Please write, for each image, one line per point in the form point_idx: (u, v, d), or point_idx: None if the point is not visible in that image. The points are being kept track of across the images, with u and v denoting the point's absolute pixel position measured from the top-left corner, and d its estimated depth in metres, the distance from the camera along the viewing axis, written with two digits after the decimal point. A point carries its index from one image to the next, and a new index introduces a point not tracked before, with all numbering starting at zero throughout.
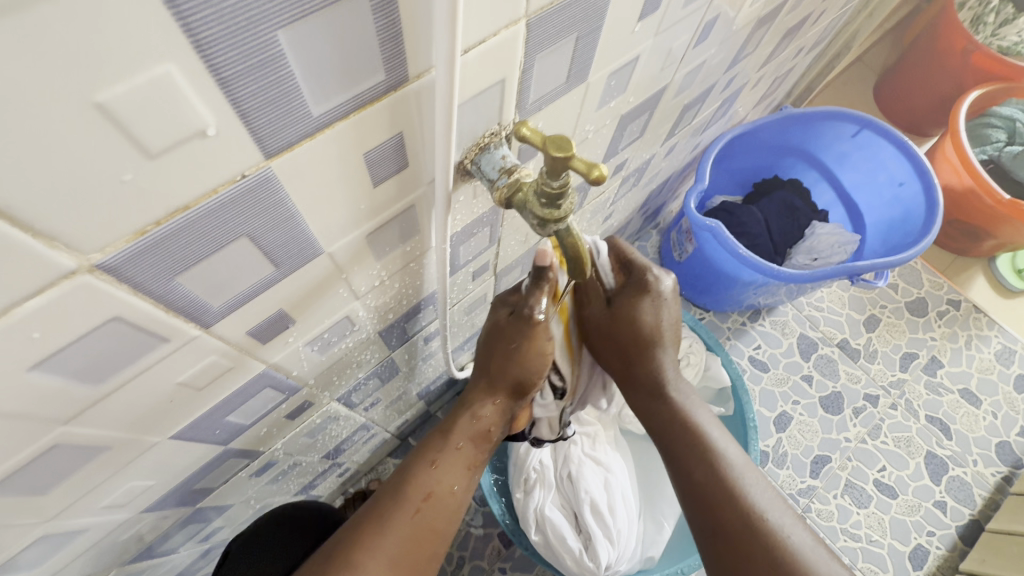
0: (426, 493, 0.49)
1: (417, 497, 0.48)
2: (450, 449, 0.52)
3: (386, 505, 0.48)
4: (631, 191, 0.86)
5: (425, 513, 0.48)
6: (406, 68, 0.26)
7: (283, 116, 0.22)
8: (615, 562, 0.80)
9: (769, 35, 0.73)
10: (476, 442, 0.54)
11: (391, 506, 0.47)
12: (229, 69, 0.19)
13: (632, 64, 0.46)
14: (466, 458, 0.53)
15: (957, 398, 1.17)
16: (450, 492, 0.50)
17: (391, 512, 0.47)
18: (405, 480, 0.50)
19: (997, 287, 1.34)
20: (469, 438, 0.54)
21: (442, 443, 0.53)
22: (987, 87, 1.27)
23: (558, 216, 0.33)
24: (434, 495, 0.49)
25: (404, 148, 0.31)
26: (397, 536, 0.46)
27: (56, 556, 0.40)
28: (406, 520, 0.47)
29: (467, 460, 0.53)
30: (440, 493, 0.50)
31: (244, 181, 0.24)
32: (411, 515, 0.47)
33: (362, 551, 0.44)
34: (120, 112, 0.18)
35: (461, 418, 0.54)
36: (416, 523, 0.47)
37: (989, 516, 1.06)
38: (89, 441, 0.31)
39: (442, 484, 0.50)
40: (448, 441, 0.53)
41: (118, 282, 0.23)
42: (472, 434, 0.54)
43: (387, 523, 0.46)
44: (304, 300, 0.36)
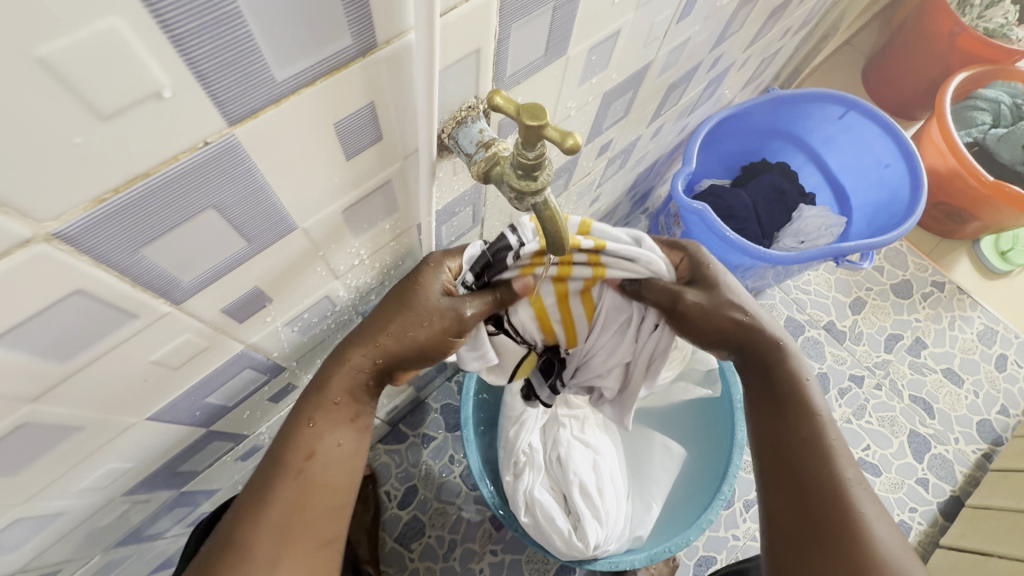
0: (307, 454, 0.41)
1: (297, 459, 0.41)
2: (326, 403, 0.43)
3: (265, 473, 0.41)
4: (618, 173, 0.86)
5: (313, 477, 0.41)
6: (374, 33, 0.25)
7: (244, 80, 0.22)
8: (604, 542, 0.81)
9: (755, 13, 0.73)
10: (365, 390, 0.45)
11: (270, 474, 0.41)
12: (181, 26, 0.19)
13: (614, 38, 0.45)
14: (348, 412, 0.44)
15: (940, 378, 1.19)
16: (340, 447, 0.43)
17: (269, 487, 0.40)
18: (282, 442, 0.42)
19: (980, 268, 1.36)
20: (352, 387, 0.44)
21: (316, 401, 0.43)
22: (973, 69, 1.27)
23: (536, 187, 0.33)
24: (319, 454, 0.42)
25: (377, 120, 0.30)
26: (279, 509, 0.40)
27: (36, 539, 0.40)
28: (289, 489, 0.40)
29: (353, 412, 0.44)
30: (326, 451, 0.42)
31: (206, 148, 0.23)
32: (293, 480, 0.41)
33: (242, 537, 0.39)
34: (66, 69, 0.17)
35: (334, 375, 0.43)
36: (302, 492, 0.41)
37: (969, 492, 1.08)
38: (61, 420, 0.31)
39: (328, 440, 0.42)
40: (321, 394, 0.43)
41: (78, 253, 0.23)
42: (352, 382, 0.44)
43: (269, 496, 0.40)
44: (281, 278, 0.36)
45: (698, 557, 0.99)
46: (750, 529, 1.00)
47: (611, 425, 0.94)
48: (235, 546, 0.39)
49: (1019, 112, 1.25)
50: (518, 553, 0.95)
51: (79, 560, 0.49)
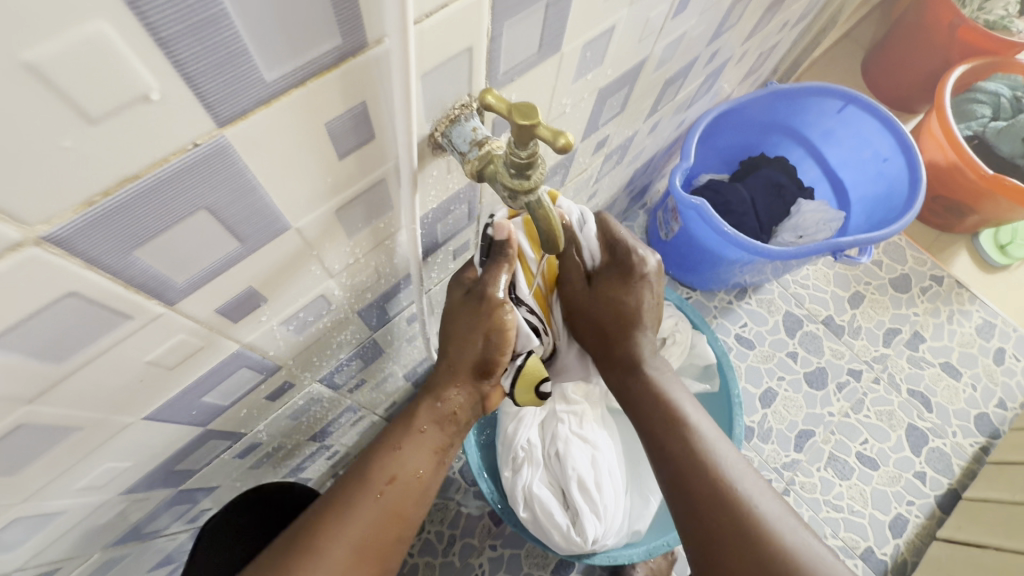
0: (389, 476, 0.48)
1: (381, 481, 0.48)
2: (414, 431, 0.50)
3: (351, 486, 0.47)
4: (615, 169, 0.86)
5: (389, 499, 0.47)
6: (363, 32, 0.25)
7: (233, 81, 0.22)
8: (603, 535, 0.82)
9: (752, 7, 0.72)
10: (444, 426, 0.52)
11: (355, 489, 0.47)
12: (168, 29, 0.19)
13: (608, 34, 0.45)
14: (430, 442, 0.51)
15: (938, 371, 1.19)
16: (416, 477, 0.49)
17: (353, 500, 0.46)
18: (370, 462, 0.49)
19: (979, 262, 1.36)
20: (435, 422, 0.51)
21: (405, 429, 0.50)
22: (973, 62, 1.26)
23: (528, 186, 0.33)
24: (399, 479, 0.48)
25: (369, 118, 0.30)
26: (359, 522, 0.46)
27: (35, 537, 0.40)
28: (370, 505, 0.46)
29: (433, 444, 0.51)
30: (405, 478, 0.48)
31: (196, 149, 0.23)
32: (374, 500, 0.47)
33: (316, 546, 0.44)
34: (52, 72, 0.17)
35: (426, 399, 0.51)
36: (381, 510, 0.47)
37: (967, 485, 1.09)
38: (57, 420, 0.31)
39: (407, 468, 0.49)
40: (411, 424, 0.50)
41: (69, 255, 0.23)
42: (435, 414, 0.51)
43: (353, 507, 0.46)
44: (275, 277, 0.36)
45: None
46: None
47: (609, 420, 0.93)
48: (316, 546, 0.44)
49: (1018, 105, 1.25)
50: (518, 548, 0.96)
51: (80, 558, 0.50)
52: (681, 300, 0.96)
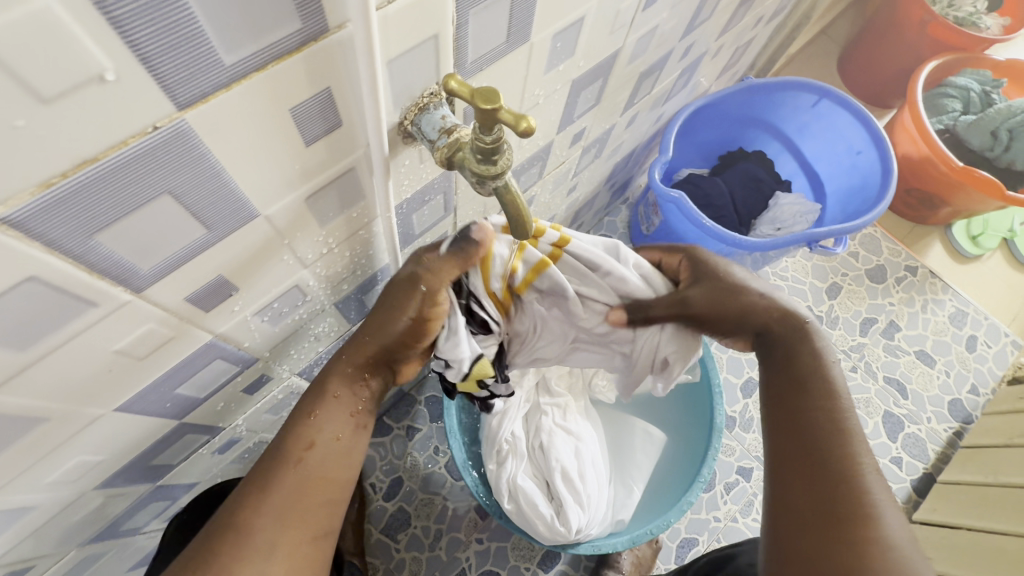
0: (306, 444, 0.43)
1: (298, 449, 0.43)
2: (328, 396, 0.45)
3: (266, 459, 0.42)
4: (594, 162, 0.86)
5: (309, 470, 0.42)
6: (325, 18, 0.25)
7: (191, 63, 0.22)
8: (586, 526, 0.82)
9: (725, 1, 0.74)
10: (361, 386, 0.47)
11: (270, 460, 0.42)
12: (121, 8, 0.19)
13: (578, 25, 0.46)
14: (349, 404, 0.46)
15: (913, 359, 1.22)
16: (337, 440, 0.45)
17: (266, 478, 0.41)
18: (284, 431, 0.44)
19: (952, 252, 1.39)
20: (351, 382, 0.47)
21: (318, 395, 0.45)
22: (943, 58, 1.30)
23: (495, 172, 0.33)
24: (317, 445, 0.43)
25: (335, 105, 0.30)
26: (279, 494, 0.41)
27: (6, 534, 0.40)
28: (288, 479, 0.42)
29: (352, 406, 0.46)
30: (325, 444, 0.44)
31: (156, 133, 0.23)
32: (293, 470, 0.42)
33: (236, 524, 0.39)
34: (0, 49, 0.17)
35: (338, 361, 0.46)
36: (302, 484, 0.42)
37: (941, 469, 1.12)
38: (23, 411, 0.31)
39: (327, 432, 0.44)
40: (324, 389, 0.46)
41: (28, 239, 0.23)
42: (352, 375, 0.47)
43: (270, 481, 0.41)
44: (246, 266, 0.36)
45: (681, 539, 1.01)
46: (731, 511, 1.03)
47: (592, 412, 0.95)
48: (229, 533, 0.39)
49: (987, 99, 1.28)
50: (504, 541, 0.97)
51: (54, 557, 0.49)
52: None
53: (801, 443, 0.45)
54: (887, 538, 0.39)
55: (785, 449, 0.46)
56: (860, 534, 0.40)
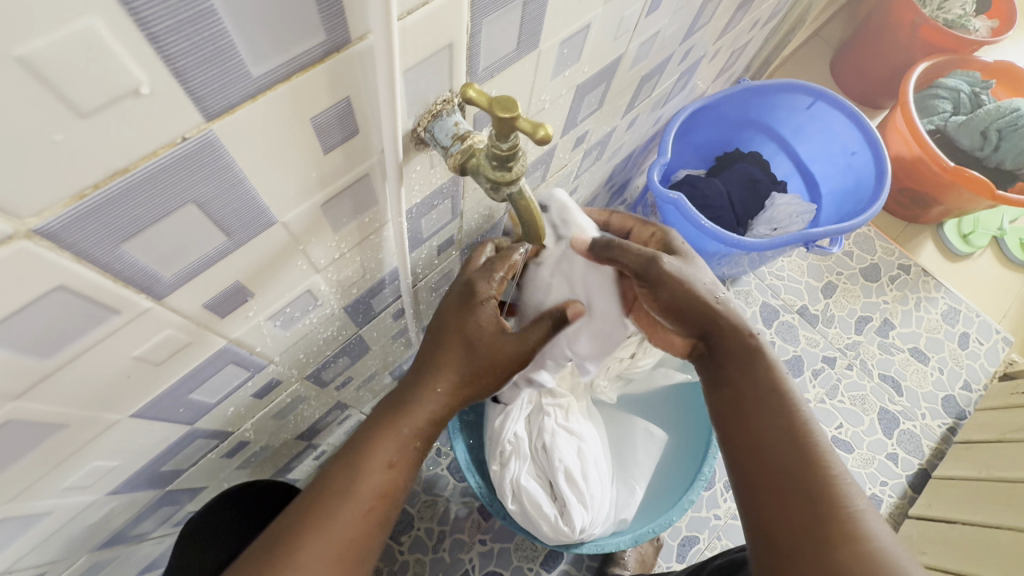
0: (379, 493, 0.45)
1: (371, 495, 0.45)
2: (406, 448, 0.47)
3: (338, 496, 0.44)
4: (595, 165, 0.87)
5: (376, 513, 0.45)
6: (347, 29, 0.26)
7: (221, 75, 0.22)
8: (589, 526, 0.83)
9: (723, 5, 0.75)
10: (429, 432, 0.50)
11: (343, 499, 0.44)
12: (158, 25, 0.19)
13: (584, 32, 0.46)
14: (418, 453, 0.49)
15: (907, 357, 1.24)
16: (403, 485, 0.47)
17: (339, 516, 0.43)
18: (359, 474, 0.45)
19: (944, 251, 1.42)
20: (425, 431, 0.49)
21: (398, 442, 0.47)
22: (933, 60, 1.32)
23: (510, 177, 0.34)
24: (388, 495, 0.46)
25: (353, 113, 0.31)
26: (347, 535, 0.43)
27: (20, 540, 0.40)
28: (355, 522, 0.44)
29: (420, 452, 0.49)
30: (394, 492, 0.46)
31: (185, 144, 0.24)
32: (362, 514, 0.44)
33: (303, 560, 0.41)
34: (43, 65, 0.17)
35: (419, 411, 0.48)
36: (367, 524, 0.44)
37: (935, 465, 1.13)
38: (44, 417, 0.31)
39: (397, 481, 0.47)
40: (404, 440, 0.47)
41: (59, 249, 0.23)
42: (429, 428, 0.49)
43: (340, 520, 0.43)
44: (261, 272, 0.36)
45: (682, 538, 1.01)
46: (731, 508, 1.04)
47: (593, 412, 0.95)
48: (292, 565, 0.41)
49: (977, 100, 1.31)
50: (507, 542, 0.97)
51: (64, 562, 0.49)
52: None
53: (767, 458, 0.45)
54: (870, 550, 0.39)
55: (753, 468, 0.46)
56: (841, 554, 0.39)
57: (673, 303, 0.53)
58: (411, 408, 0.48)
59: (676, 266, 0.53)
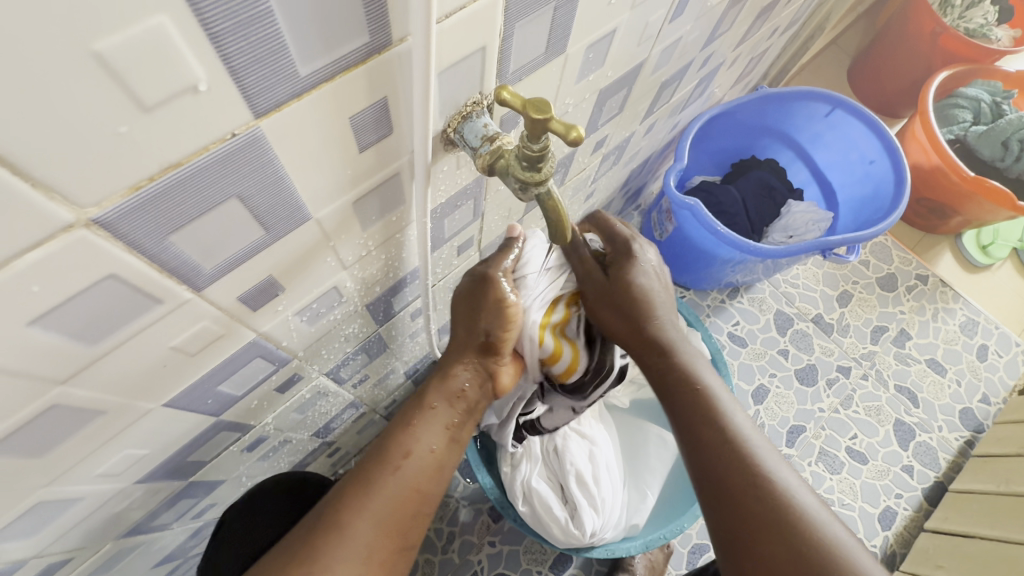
0: (404, 452, 0.49)
1: (397, 456, 0.48)
2: (427, 410, 0.52)
3: (369, 465, 0.48)
4: (612, 169, 0.88)
5: (405, 476, 0.48)
6: (389, 32, 0.27)
7: (272, 74, 0.23)
8: (600, 529, 0.82)
9: (743, 13, 0.75)
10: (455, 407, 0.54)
11: (374, 465, 0.48)
12: (219, 25, 0.20)
13: (610, 37, 0.47)
14: (444, 418, 0.53)
15: (924, 368, 1.22)
16: (430, 452, 0.50)
17: (371, 482, 0.46)
18: (386, 441, 0.49)
19: (962, 262, 1.40)
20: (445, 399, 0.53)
21: (418, 409, 0.52)
22: (954, 69, 1.31)
23: (539, 179, 0.35)
24: (414, 454, 0.49)
25: (388, 114, 0.31)
26: (380, 497, 0.46)
27: (52, 525, 0.41)
28: (389, 482, 0.47)
29: (445, 420, 0.53)
30: (421, 454, 0.49)
31: (234, 140, 0.24)
32: (391, 476, 0.47)
33: (344, 521, 0.44)
34: (116, 62, 0.18)
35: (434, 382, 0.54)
36: (398, 487, 0.47)
37: (952, 478, 1.11)
38: (85, 403, 0.32)
39: (424, 445, 0.50)
40: (423, 406, 0.52)
41: (113, 239, 0.24)
42: (452, 397, 0.54)
43: (373, 485, 0.46)
44: (293, 268, 0.37)
45: (692, 545, 1.01)
46: None
47: (605, 415, 0.95)
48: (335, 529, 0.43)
49: (998, 110, 1.29)
50: (516, 544, 0.97)
51: (89, 550, 0.51)
52: (675, 297, 0.97)
53: (726, 478, 0.48)
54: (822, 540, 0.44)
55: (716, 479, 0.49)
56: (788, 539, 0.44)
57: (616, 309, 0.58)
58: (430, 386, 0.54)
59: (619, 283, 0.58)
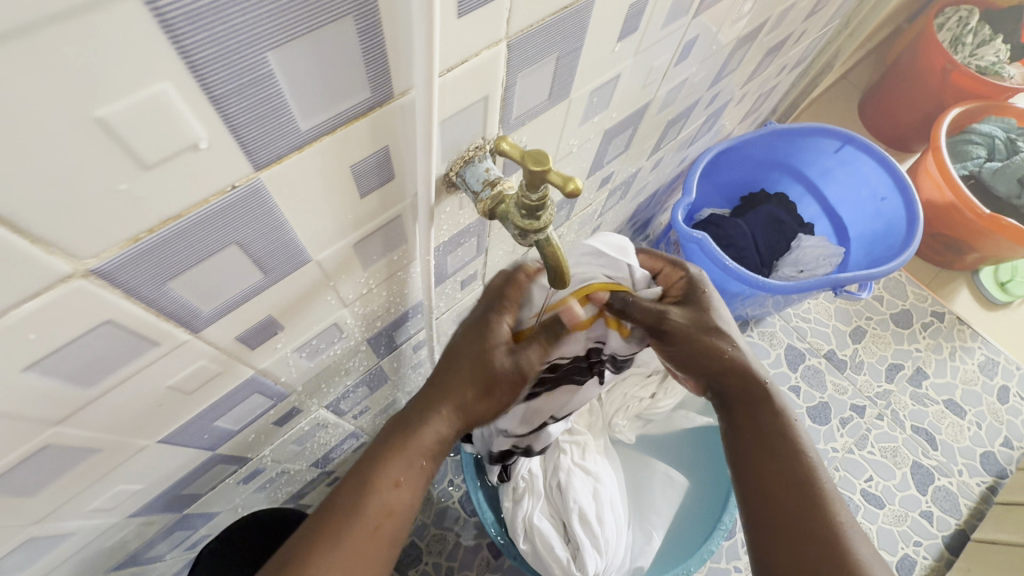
0: (386, 511, 0.44)
1: (378, 515, 0.44)
2: (413, 466, 0.46)
3: (345, 518, 0.43)
4: (619, 204, 0.88)
5: (383, 534, 0.44)
6: (390, 86, 0.27)
7: (271, 130, 0.24)
8: (603, 570, 0.79)
9: (751, 54, 0.76)
10: (437, 453, 0.49)
11: (351, 521, 0.43)
12: (220, 88, 0.21)
13: (614, 81, 0.48)
14: (428, 472, 0.48)
15: (942, 409, 1.18)
16: (412, 506, 0.46)
17: (336, 540, 0.42)
18: (366, 496, 0.44)
19: (980, 299, 1.37)
20: (432, 453, 0.48)
21: (406, 462, 0.46)
22: (966, 105, 1.30)
23: (539, 226, 0.35)
24: (395, 513, 0.45)
25: (390, 162, 0.32)
26: (354, 555, 0.42)
27: (43, 559, 0.40)
28: (365, 542, 0.43)
29: (429, 473, 0.48)
30: (402, 511, 0.45)
31: (234, 191, 0.25)
32: (369, 535, 0.43)
33: None
34: (118, 126, 0.19)
35: (426, 427, 0.47)
36: (376, 545, 0.43)
37: (974, 526, 1.06)
38: (80, 442, 0.32)
39: (405, 499, 0.46)
40: (410, 458, 0.46)
41: (111, 287, 0.24)
42: (437, 446, 0.48)
43: (346, 544, 0.42)
44: (293, 306, 0.37)
45: None
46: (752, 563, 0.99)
47: (611, 451, 0.93)
48: None
49: (1012, 146, 1.28)
50: None
51: None
52: None
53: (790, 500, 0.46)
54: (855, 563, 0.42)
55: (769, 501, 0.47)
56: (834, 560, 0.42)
57: (685, 359, 0.53)
58: (420, 432, 0.47)
59: (690, 320, 0.53)
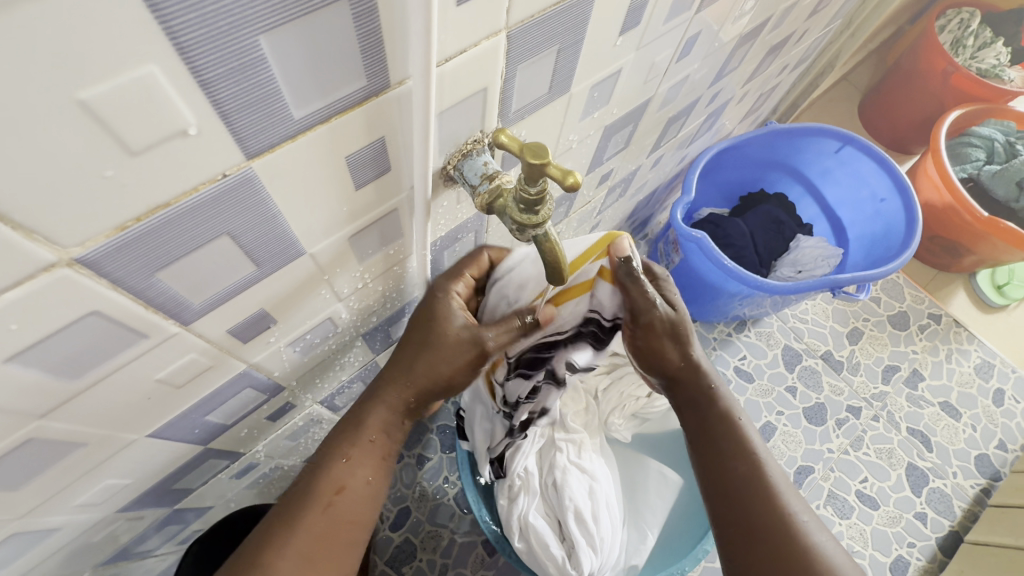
0: (337, 488, 0.44)
1: (328, 492, 0.43)
2: (363, 441, 0.45)
3: (297, 497, 0.43)
4: (618, 202, 0.88)
5: (337, 512, 0.43)
6: (387, 75, 0.27)
7: (264, 117, 0.23)
8: (598, 568, 0.79)
9: (753, 52, 0.75)
10: (392, 429, 0.47)
11: (301, 499, 0.43)
12: (210, 72, 0.20)
13: (615, 76, 0.47)
14: (382, 448, 0.46)
15: (938, 411, 1.18)
16: (367, 483, 0.45)
17: (286, 519, 0.42)
18: (315, 472, 0.44)
19: (977, 302, 1.37)
20: (385, 427, 0.46)
21: (353, 436, 0.45)
22: (966, 108, 1.30)
23: (537, 220, 0.34)
24: (347, 490, 0.44)
25: (386, 153, 0.31)
26: (305, 533, 0.42)
27: (30, 553, 0.40)
28: (319, 519, 0.42)
29: (384, 449, 0.46)
30: (356, 487, 0.44)
31: (225, 179, 0.24)
32: (322, 513, 0.43)
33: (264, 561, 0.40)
34: (103, 110, 0.18)
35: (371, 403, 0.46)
36: (329, 523, 0.43)
37: (967, 528, 1.07)
38: (66, 435, 0.31)
39: (359, 477, 0.45)
40: (359, 433, 0.45)
41: (97, 276, 0.24)
42: (390, 419, 0.46)
43: (298, 522, 0.42)
44: (286, 300, 0.36)
45: None
46: None
47: (607, 449, 0.91)
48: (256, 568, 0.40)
49: (1012, 150, 1.28)
50: None
51: None
52: None
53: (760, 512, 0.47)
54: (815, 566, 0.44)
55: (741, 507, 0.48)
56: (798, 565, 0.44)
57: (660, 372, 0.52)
58: (367, 406, 0.46)
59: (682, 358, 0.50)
